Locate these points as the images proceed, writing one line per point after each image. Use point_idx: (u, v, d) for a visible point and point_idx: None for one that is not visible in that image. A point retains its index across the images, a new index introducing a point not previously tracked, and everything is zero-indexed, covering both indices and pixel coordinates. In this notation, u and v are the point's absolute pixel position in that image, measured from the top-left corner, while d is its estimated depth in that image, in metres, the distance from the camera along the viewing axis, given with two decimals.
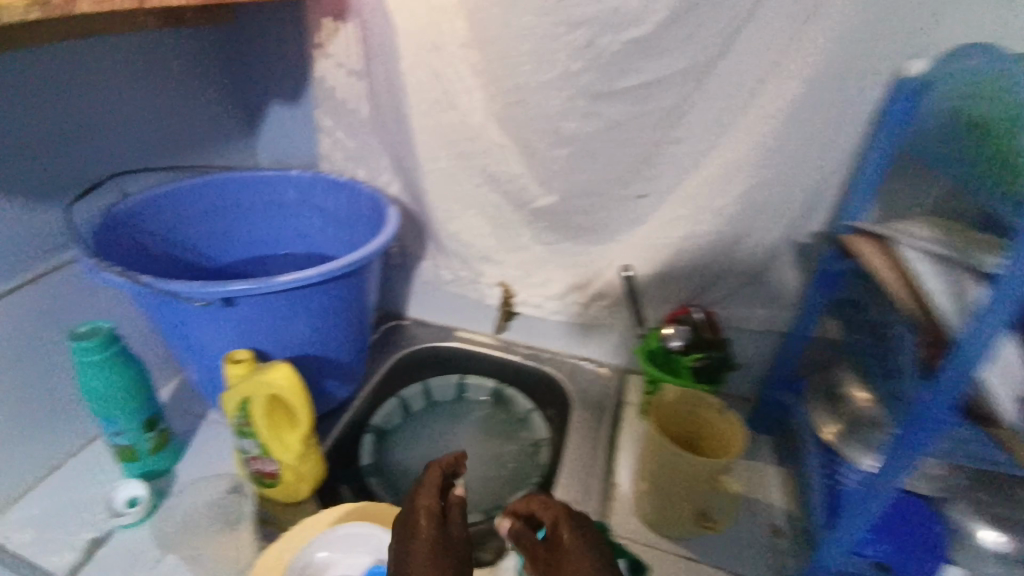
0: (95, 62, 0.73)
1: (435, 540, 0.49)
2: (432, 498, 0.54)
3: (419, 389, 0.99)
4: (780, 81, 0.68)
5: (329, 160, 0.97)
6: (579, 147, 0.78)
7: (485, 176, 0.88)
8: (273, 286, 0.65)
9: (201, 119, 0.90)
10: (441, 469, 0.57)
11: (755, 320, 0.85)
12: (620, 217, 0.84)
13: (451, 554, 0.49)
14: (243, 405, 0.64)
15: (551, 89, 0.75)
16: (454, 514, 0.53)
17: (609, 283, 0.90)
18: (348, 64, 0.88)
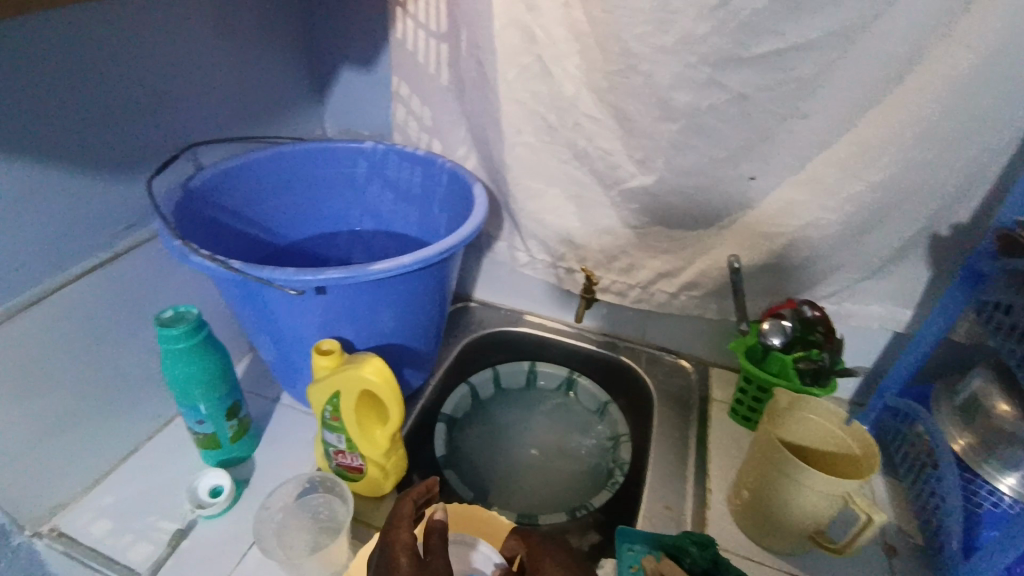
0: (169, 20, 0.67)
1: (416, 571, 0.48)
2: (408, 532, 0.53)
3: (489, 374, 0.94)
4: (940, 51, 0.60)
5: (402, 131, 0.91)
6: (689, 123, 0.70)
7: (573, 153, 0.81)
8: (368, 276, 0.60)
9: (271, 85, 0.85)
10: (412, 500, 0.57)
11: (867, 317, 0.78)
12: (723, 201, 0.76)
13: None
14: (332, 399, 0.61)
15: (664, 56, 0.67)
16: (433, 542, 0.51)
17: (703, 271, 0.83)
18: (430, 26, 0.81)
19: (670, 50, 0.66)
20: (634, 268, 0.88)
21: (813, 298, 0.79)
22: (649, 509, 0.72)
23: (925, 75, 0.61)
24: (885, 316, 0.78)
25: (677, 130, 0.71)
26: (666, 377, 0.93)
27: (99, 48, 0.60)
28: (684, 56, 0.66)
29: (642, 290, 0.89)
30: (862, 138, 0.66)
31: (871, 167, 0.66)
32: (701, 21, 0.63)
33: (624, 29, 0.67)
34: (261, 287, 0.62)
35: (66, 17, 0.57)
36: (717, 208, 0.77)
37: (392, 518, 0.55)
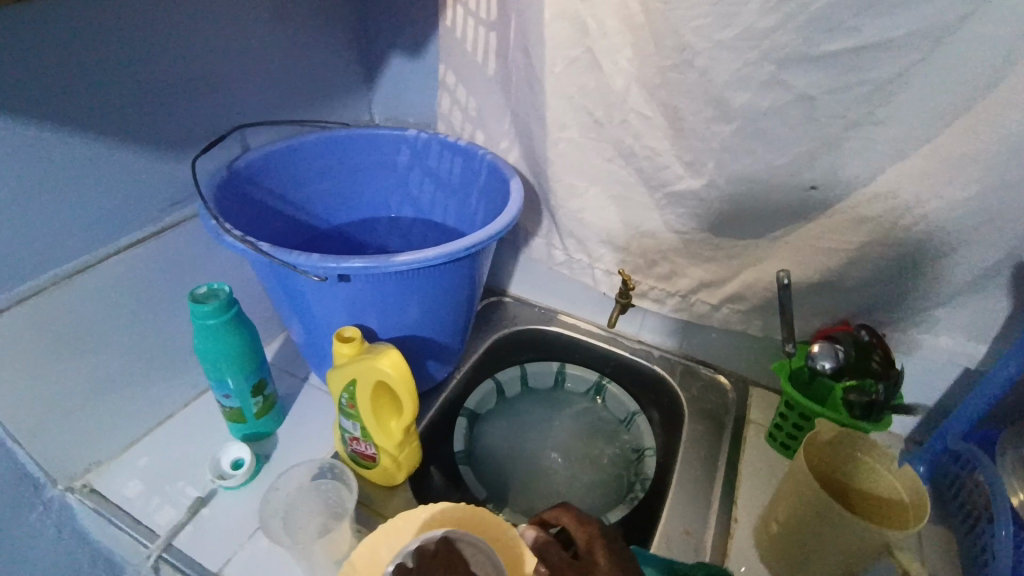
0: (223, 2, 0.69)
1: None
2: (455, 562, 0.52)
3: (516, 373, 0.93)
4: None
5: (446, 120, 0.90)
6: (746, 126, 0.65)
7: (619, 150, 0.77)
8: (391, 267, 0.60)
9: (321, 69, 0.86)
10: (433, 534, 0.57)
11: (932, 349, 0.71)
12: (776, 211, 0.70)
13: None
14: (349, 386, 0.61)
15: (722, 52, 0.62)
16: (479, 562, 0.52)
17: (749, 284, 0.78)
18: (480, 13, 0.79)
19: (729, 46, 0.61)
20: (675, 275, 0.83)
21: (871, 323, 0.72)
22: (667, 529, 0.70)
23: None
24: (953, 350, 0.70)
25: (732, 132, 0.66)
26: (702, 392, 0.88)
27: (156, 29, 0.62)
28: (745, 53, 0.61)
29: (681, 300, 0.84)
30: (943, 152, 0.59)
31: (951, 184, 0.59)
32: (767, 15, 0.58)
33: (681, 22, 0.62)
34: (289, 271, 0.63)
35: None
36: (769, 219, 0.71)
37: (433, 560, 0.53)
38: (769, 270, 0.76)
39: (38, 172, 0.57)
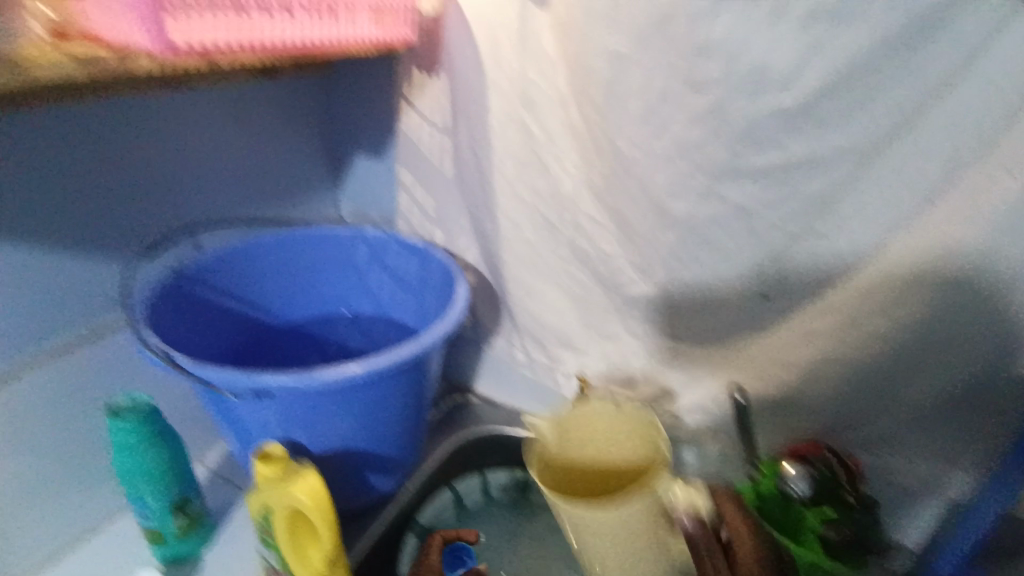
0: (169, 114, 0.72)
1: None
2: None
3: (477, 482, 0.86)
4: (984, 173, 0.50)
5: (407, 218, 0.90)
6: (690, 235, 0.63)
7: (574, 251, 0.76)
8: (313, 382, 0.59)
9: (283, 172, 0.88)
10: None
11: (917, 477, 0.63)
12: (731, 319, 0.66)
13: None
14: (267, 512, 0.60)
15: (657, 161, 0.60)
16: None
17: (713, 396, 0.73)
18: (433, 118, 0.79)
19: (663, 156, 0.59)
20: (637, 380, 0.78)
21: (844, 445, 0.65)
22: None
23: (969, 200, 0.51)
24: (933, 482, 0.63)
25: (677, 239, 0.64)
26: None
27: (95, 138, 0.65)
28: (678, 164, 0.59)
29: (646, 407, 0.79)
30: (890, 270, 0.55)
31: (899, 307, 0.56)
32: (694, 126, 0.57)
33: (615, 130, 0.61)
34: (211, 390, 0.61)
35: (61, 112, 0.62)
36: (726, 328, 0.67)
37: None
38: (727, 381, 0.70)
39: None
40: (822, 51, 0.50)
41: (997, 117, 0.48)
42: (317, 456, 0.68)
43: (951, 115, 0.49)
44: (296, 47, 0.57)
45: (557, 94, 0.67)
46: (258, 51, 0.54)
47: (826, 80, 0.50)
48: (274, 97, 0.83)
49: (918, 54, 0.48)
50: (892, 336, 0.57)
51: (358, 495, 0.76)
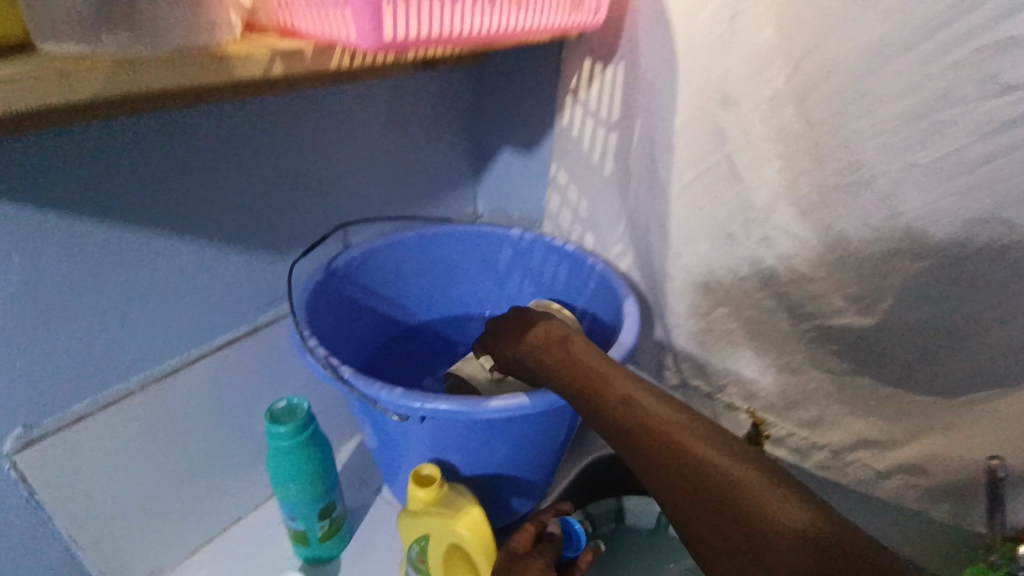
0: (331, 108, 0.69)
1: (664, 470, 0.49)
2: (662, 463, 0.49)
3: (612, 507, 0.80)
4: None
5: (554, 219, 0.84)
6: (942, 265, 0.50)
7: (756, 270, 0.64)
8: (484, 412, 0.51)
9: (429, 167, 0.85)
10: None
11: None
12: (977, 370, 0.54)
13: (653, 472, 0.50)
14: (421, 539, 0.54)
15: (913, 177, 0.49)
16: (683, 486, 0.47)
17: (930, 455, 0.60)
18: (601, 112, 0.72)
19: (928, 172, 0.48)
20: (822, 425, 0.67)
21: None
22: None
23: None
24: None
25: (921, 270, 0.52)
26: None
27: (261, 133, 0.64)
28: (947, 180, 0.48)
29: (832, 456, 0.67)
30: None
31: None
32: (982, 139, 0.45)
33: (856, 137, 0.51)
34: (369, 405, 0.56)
35: (233, 108, 0.60)
36: (969, 379, 0.54)
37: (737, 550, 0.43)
38: (983, 455, 0.56)
39: (138, 276, 0.58)
40: None
41: None
42: (465, 480, 0.63)
43: None
44: (482, 35, 0.51)
45: (769, 88, 0.56)
46: (449, 41, 0.49)
47: None
48: (431, 92, 0.80)
49: None
50: None
51: (496, 519, 0.70)
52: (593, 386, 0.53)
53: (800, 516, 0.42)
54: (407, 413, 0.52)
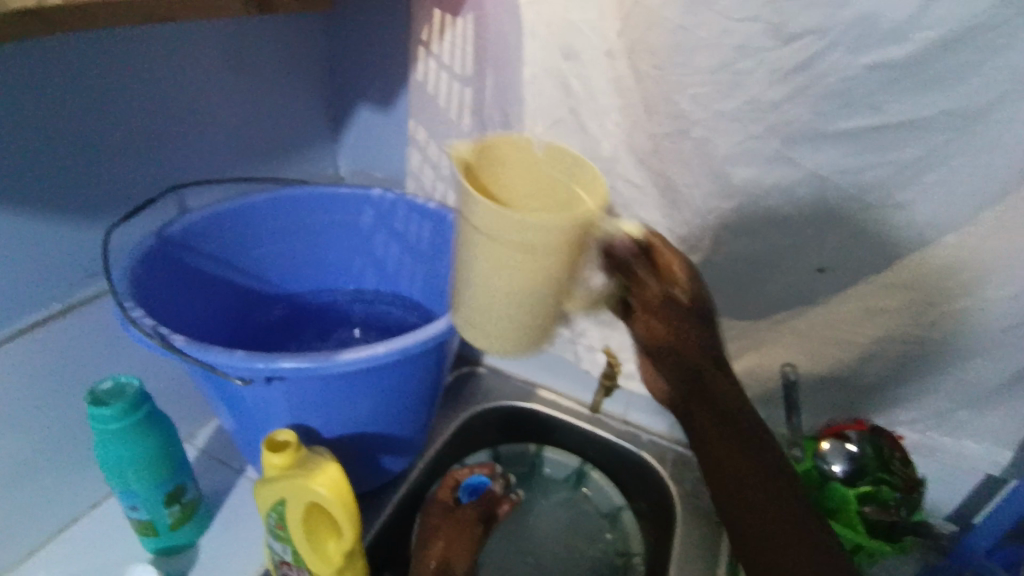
0: (144, 49, 0.61)
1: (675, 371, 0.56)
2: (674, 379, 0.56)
3: (487, 455, 0.84)
4: None
5: (417, 177, 0.83)
6: (750, 203, 0.57)
7: (605, 219, 0.68)
8: (334, 366, 0.51)
9: (282, 123, 0.79)
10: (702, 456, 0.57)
11: (964, 455, 0.62)
12: (779, 293, 0.62)
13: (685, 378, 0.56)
14: (279, 504, 0.52)
15: (721, 123, 0.55)
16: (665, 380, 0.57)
17: (750, 372, 0.68)
18: (454, 66, 0.71)
19: (733, 118, 0.54)
20: None
21: (885, 421, 0.64)
22: None
23: None
24: (982, 458, 0.62)
25: (733, 209, 0.59)
26: (700, 485, 0.79)
27: (61, 76, 0.55)
28: (749, 126, 0.54)
29: None
30: (983, 243, 0.51)
31: (985, 285, 0.52)
32: (774, 87, 0.51)
33: (677, 87, 0.55)
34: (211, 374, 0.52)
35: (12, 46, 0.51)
36: (776, 303, 0.63)
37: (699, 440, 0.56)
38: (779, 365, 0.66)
39: None
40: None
41: None
42: (330, 442, 0.62)
43: None
44: None
45: (606, 42, 0.59)
46: None
47: (943, 34, 0.44)
48: (283, 37, 0.75)
49: None
50: (964, 315, 0.54)
51: (369, 480, 0.70)
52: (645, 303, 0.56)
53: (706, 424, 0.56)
54: (252, 375, 0.50)
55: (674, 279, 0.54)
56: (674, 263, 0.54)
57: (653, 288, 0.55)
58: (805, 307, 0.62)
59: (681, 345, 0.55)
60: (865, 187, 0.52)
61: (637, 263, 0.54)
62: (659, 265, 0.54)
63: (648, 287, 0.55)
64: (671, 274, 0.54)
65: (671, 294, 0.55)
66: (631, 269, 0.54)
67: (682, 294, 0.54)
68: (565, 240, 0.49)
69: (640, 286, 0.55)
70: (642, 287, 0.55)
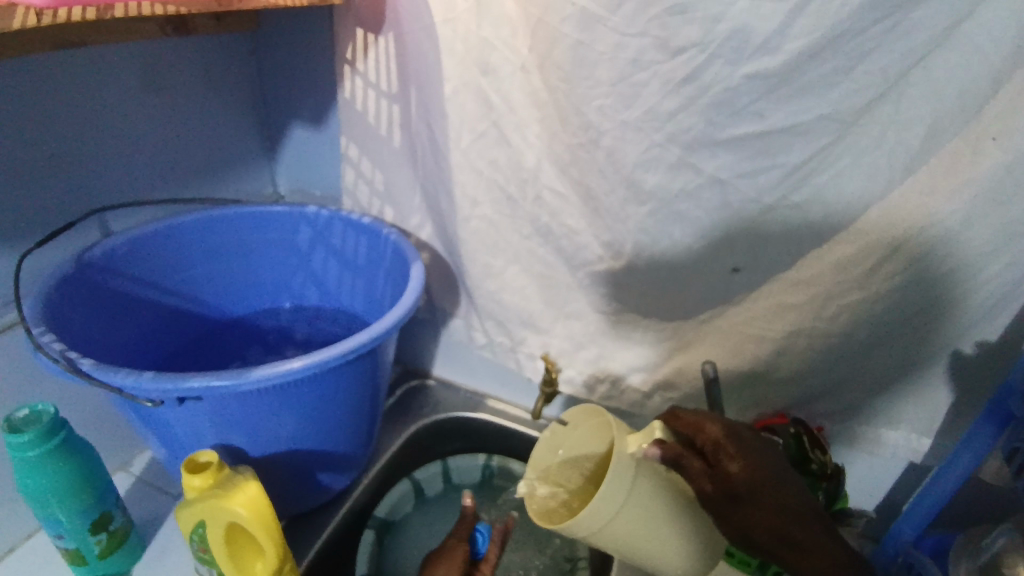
0: (61, 74, 0.63)
1: (719, 487, 0.50)
2: (738, 478, 0.49)
3: (438, 469, 0.82)
4: (971, 138, 0.48)
5: (353, 193, 0.84)
6: (661, 208, 0.59)
7: (535, 229, 0.69)
8: (248, 383, 0.51)
9: (214, 142, 0.81)
10: (729, 532, 0.52)
11: (885, 445, 0.64)
12: (701, 293, 0.64)
13: (762, 488, 0.50)
14: (199, 527, 0.52)
15: (626, 133, 0.57)
16: (700, 469, 0.51)
17: (680, 372, 0.70)
18: (381, 84, 0.73)
19: (634, 127, 0.56)
20: (604, 360, 0.74)
21: (809, 415, 0.66)
22: None
23: (950, 169, 0.49)
24: (903, 445, 0.63)
25: (647, 215, 0.60)
26: None
27: None
28: (649, 135, 0.56)
29: (612, 387, 0.75)
30: (869, 237, 0.54)
31: (875, 275, 0.54)
32: (668, 96, 0.54)
33: (583, 100, 0.58)
34: (126, 398, 0.53)
35: None
36: (695, 304, 0.65)
37: (752, 532, 0.51)
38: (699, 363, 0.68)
39: None
40: (805, 10, 0.47)
41: (983, 90, 0.47)
42: (259, 461, 0.61)
43: (933, 82, 0.47)
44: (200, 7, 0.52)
45: (519, 57, 0.61)
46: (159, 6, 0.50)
47: (809, 44, 0.47)
48: (206, 59, 0.77)
49: (909, 17, 0.45)
50: (871, 306, 0.56)
51: (309, 497, 0.69)
52: (719, 467, 0.50)
53: (767, 519, 0.50)
54: (160, 396, 0.51)
55: (723, 473, 0.50)
56: (705, 427, 0.52)
57: (699, 465, 0.51)
58: (721, 306, 0.64)
59: (746, 527, 0.51)
60: (762, 189, 0.55)
61: (688, 457, 0.51)
62: (710, 449, 0.52)
63: (704, 482, 0.51)
64: (719, 456, 0.51)
65: (716, 477, 0.51)
66: (684, 459, 0.51)
67: (738, 476, 0.49)
68: (627, 478, 0.52)
69: (695, 484, 0.51)
70: (686, 458, 0.51)
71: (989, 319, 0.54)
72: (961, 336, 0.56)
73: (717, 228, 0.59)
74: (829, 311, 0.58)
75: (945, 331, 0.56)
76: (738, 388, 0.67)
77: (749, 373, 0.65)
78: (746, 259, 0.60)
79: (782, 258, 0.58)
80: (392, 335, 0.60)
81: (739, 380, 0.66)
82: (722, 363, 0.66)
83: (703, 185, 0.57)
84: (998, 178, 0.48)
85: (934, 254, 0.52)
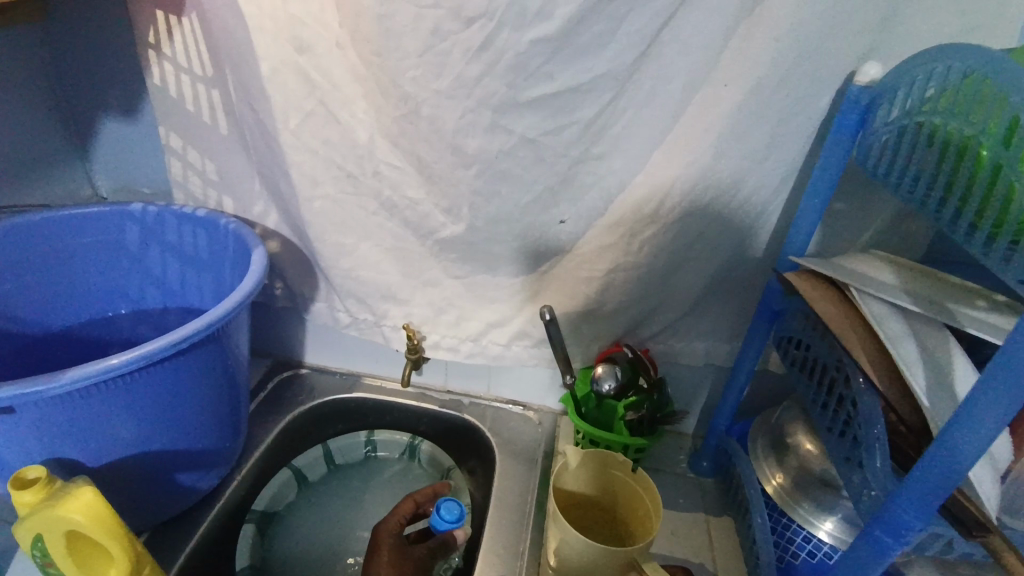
0: None
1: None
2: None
3: (319, 453, 0.83)
4: (719, 88, 0.58)
5: (185, 185, 0.80)
6: (486, 170, 0.64)
7: (380, 203, 0.71)
8: (63, 385, 0.49)
9: (7, 143, 0.73)
10: None
11: (696, 355, 0.76)
12: (536, 246, 0.70)
13: None
14: (38, 544, 0.49)
15: (441, 101, 0.61)
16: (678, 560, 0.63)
17: (531, 320, 0.76)
18: (194, 68, 0.71)
19: (447, 95, 0.60)
20: (464, 321, 0.79)
21: (640, 341, 0.75)
22: None
23: (703, 111, 0.59)
24: (711, 352, 0.75)
25: (475, 177, 0.65)
26: (516, 433, 0.85)
27: None
28: (462, 101, 0.60)
29: (475, 344, 0.80)
30: (657, 177, 0.62)
31: (667, 209, 0.64)
32: (470, 64, 0.58)
33: (396, 71, 0.60)
34: None
35: None
36: (532, 257, 0.71)
37: None
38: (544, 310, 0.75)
39: None
40: None
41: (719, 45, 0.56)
42: (103, 471, 0.58)
43: (682, 40, 0.56)
44: None
45: (331, 34, 0.62)
46: None
47: (577, 10, 0.54)
48: None
49: None
50: (667, 236, 0.65)
51: (173, 500, 0.67)
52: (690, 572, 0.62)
53: None
54: None
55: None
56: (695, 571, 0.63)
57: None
58: (556, 255, 0.71)
59: None
60: (567, 145, 0.61)
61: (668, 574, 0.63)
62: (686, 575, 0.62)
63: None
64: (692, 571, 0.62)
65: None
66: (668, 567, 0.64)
67: None
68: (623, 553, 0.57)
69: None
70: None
71: (755, 235, 0.66)
72: (737, 253, 0.67)
73: (539, 185, 0.65)
74: (638, 245, 0.66)
75: (726, 250, 0.66)
76: (581, 328, 0.75)
77: (586, 311, 0.73)
78: (569, 210, 0.66)
79: (595, 206, 0.66)
80: (231, 321, 0.59)
81: (581, 319, 0.74)
82: (563, 307, 0.73)
83: (518, 143, 0.62)
84: (742, 116, 0.58)
85: (705, 187, 0.62)
